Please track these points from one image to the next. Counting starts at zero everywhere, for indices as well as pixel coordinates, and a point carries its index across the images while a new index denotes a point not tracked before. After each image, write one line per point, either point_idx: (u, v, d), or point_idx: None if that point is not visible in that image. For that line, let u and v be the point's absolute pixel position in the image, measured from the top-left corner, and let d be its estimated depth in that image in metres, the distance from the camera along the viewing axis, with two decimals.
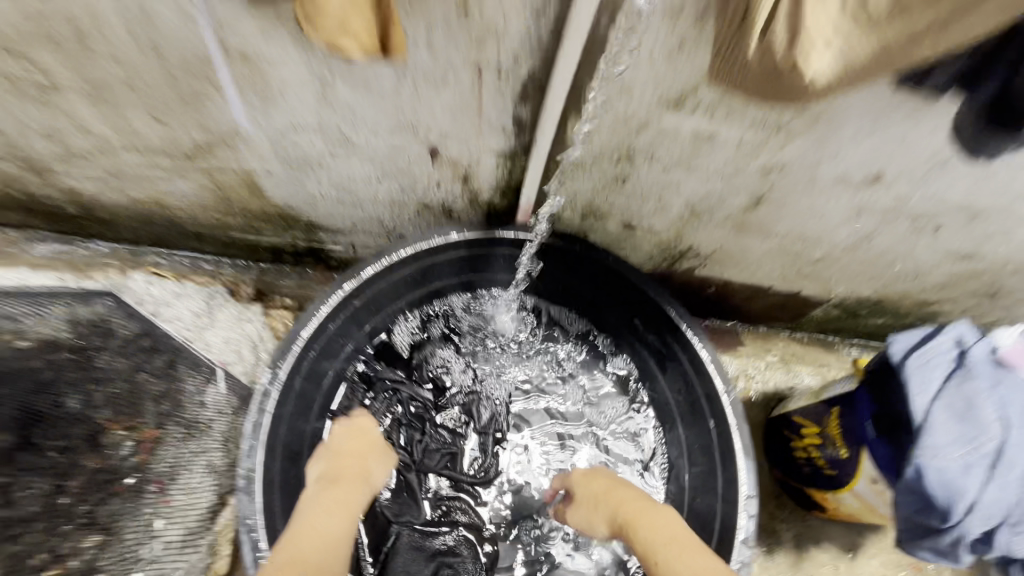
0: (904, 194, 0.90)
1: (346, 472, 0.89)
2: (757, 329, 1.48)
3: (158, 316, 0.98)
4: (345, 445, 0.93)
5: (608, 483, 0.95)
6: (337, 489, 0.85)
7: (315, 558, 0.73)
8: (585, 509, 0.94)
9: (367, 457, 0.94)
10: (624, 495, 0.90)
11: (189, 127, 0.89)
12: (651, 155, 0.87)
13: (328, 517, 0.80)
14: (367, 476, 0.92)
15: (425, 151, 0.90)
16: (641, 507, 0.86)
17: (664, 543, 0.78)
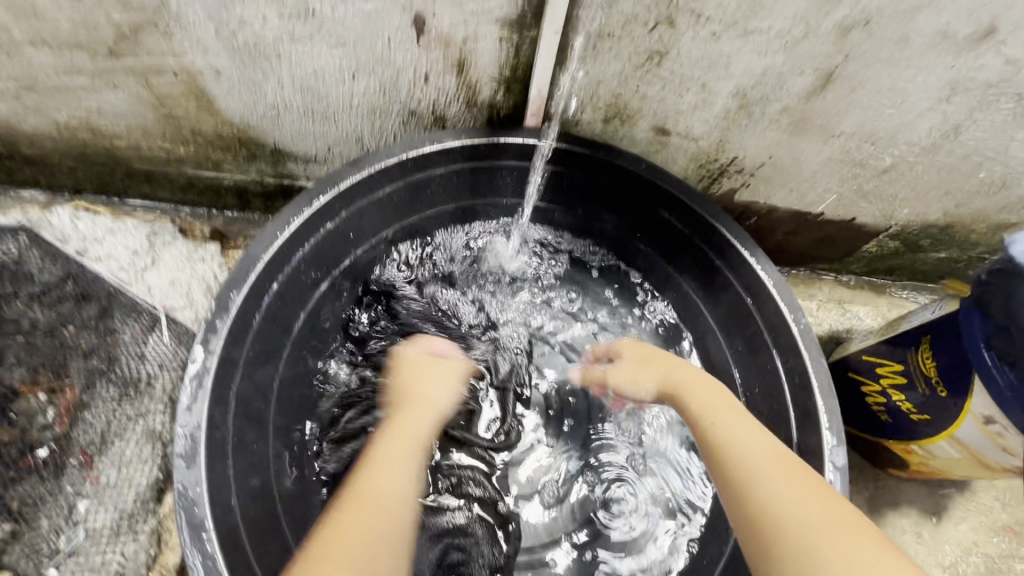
0: (1018, 58, 0.71)
1: (412, 400, 0.72)
2: (799, 271, 1.29)
3: (84, 255, 0.79)
4: (416, 371, 0.76)
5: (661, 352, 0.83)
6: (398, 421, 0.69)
7: (371, 502, 0.57)
8: (626, 368, 0.81)
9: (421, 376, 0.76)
10: (678, 368, 0.78)
11: (103, 1, 0.69)
12: (699, 12, 0.68)
13: (391, 450, 0.64)
14: (437, 398, 0.73)
15: (409, 21, 0.71)
16: (698, 382, 0.75)
17: (721, 417, 0.68)
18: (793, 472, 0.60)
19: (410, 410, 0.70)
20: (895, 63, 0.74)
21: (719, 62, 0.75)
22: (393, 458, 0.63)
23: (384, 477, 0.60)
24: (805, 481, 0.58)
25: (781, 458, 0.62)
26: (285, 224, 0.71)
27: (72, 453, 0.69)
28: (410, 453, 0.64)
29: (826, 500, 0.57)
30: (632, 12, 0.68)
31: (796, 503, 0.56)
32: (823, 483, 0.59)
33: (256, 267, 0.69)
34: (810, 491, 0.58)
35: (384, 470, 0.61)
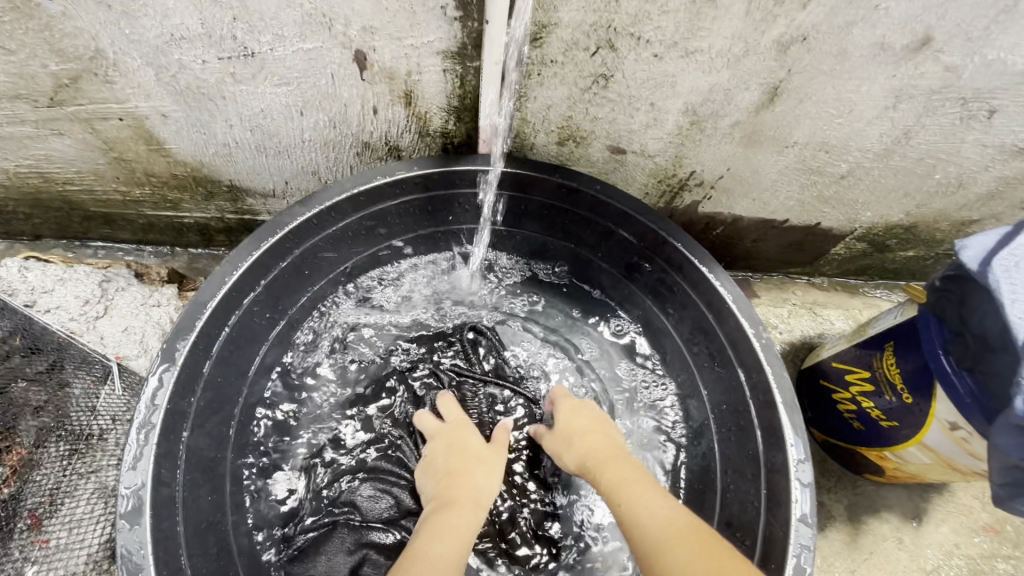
0: (956, 65, 0.72)
1: (458, 472, 0.74)
2: (771, 276, 1.29)
3: (32, 307, 0.77)
4: (475, 445, 0.78)
5: (580, 409, 0.83)
6: (449, 487, 0.72)
7: None
8: (553, 437, 0.81)
9: (473, 470, 0.75)
10: (595, 432, 0.79)
11: (38, 51, 0.68)
12: (638, 35, 0.68)
13: (448, 522, 0.67)
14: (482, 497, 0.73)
15: (351, 58, 0.70)
16: (614, 452, 0.75)
17: (620, 482, 0.69)
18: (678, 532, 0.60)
19: (461, 483, 0.73)
20: (838, 75, 0.74)
21: (665, 81, 0.75)
22: (448, 533, 0.66)
23: (439, 549, 0.63)
24: (691, 538, 0.60)
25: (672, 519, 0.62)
26: (232, 268, 0.69)
27: (18, 516, 0.65)
28: (458, 529, 0.67)
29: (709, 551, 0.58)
30: (571, 38, 0.68)
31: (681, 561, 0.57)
32: (710, 535, 0.60)
33: (202, 315, 0.67)
34: (692, 547, 0.58)
35: (444, 541, 0.64)
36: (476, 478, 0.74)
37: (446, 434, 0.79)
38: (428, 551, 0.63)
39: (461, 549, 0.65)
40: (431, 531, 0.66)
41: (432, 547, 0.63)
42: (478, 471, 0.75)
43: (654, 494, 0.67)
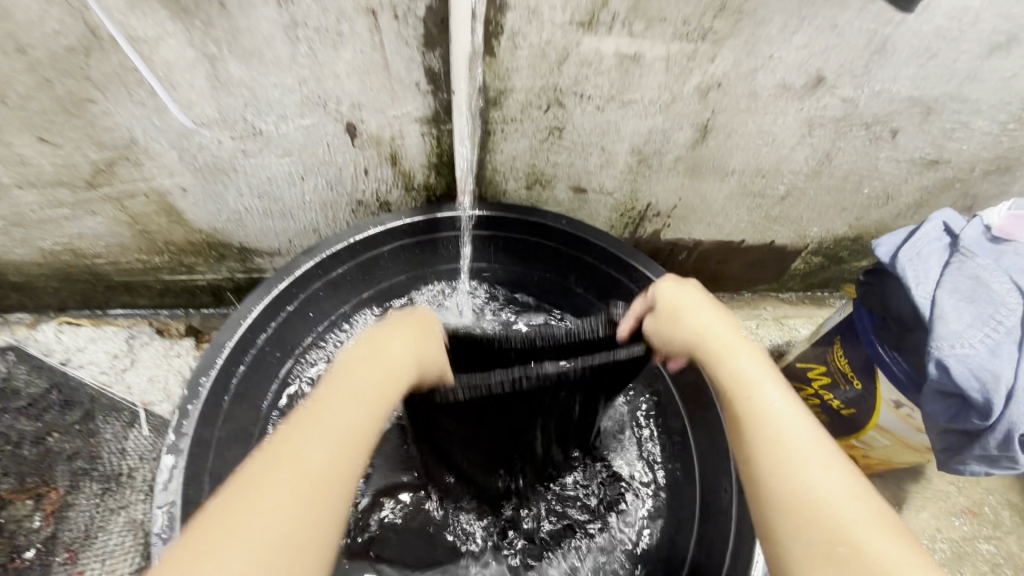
0: (851, 96, 0.86)
1: (362, 380, 0.58)
2: (741, 295, 1.39)
3: (68, 364, 0.87)
4: (411, 318, 0.70)
5: (684, 314, 0.74)
6: (364, 402, 0.57)
7: (275, 465, 0.50)
8: (655, 320, 0.77)
9: (386, 340, 0.64)
10: (723, 353, 0.68)
11: (82, 144, 0.81)
12: (582, 94, 0.82)
13: (295, 432, 0.53)
14: (397, 355, 0.63)
15: (344, 129, 0.84)
16: (733, 341, 0.69)
17: (747, 430, 0.60)
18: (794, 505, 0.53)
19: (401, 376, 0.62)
20: (754, 112, 0.88)
21: (610, 128, 0.88)
22: (338, 444, 0.53)
23: (325, 500, 0.50)
24: (799, 519, 0.52)
25: (798, 493, 0.53)
26: (248, 312, 0.80)
27: (56, 552, 0.73)
28: (345, 440, 0.54)
29: (837, 552, 0.49)
30: (526, 99, 0.82)
31: (790, 552, 0.52)
32: (870, 529, 0.50)
33: (221, 353, 0.76)
34: (791, 523, 0.52)
35: (289, 480, 0.49)
36: (352, 382, 0.58)
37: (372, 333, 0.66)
38: (209, 543, 0.45)
39: (322, 489, 0.50)
40: (241, 488, 0.49)
41: (276, 504, 0.47)
42: (389, 351, 0.63)
43: (819, 447, 0.57)
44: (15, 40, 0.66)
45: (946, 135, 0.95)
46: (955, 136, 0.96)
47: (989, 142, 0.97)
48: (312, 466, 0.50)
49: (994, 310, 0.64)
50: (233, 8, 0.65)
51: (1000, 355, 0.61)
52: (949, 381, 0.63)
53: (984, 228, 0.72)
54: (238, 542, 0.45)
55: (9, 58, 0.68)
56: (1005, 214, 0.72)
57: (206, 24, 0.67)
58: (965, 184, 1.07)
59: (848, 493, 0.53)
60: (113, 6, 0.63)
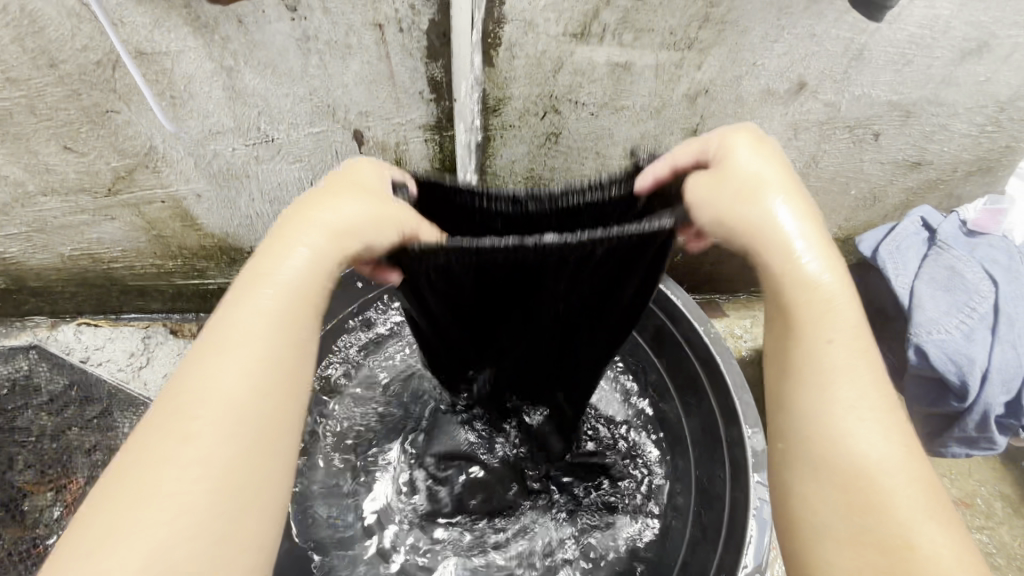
0: (833, 100, 0.90)
1: (291, 296, 0.48)
2: (737, 297, 1.43)
3: (87, 361, 0.91)
4: (346, 178, 0.57)
5: (744, 192, 0.53)
6: (281, 330, 0.47)
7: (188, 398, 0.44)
8: (707, 187, 0.55)
9: (308, 217, 0.52)
10: (793, 257, 0.51)
11: (104, 152, 0.86)
12: (577, 101, 0.86)
13: (203, 368, 0.45)
14: (327, 259, 0.50)
15: (351, 136, 0.88)
16: (815, 244, 0.52)
17: (803, 379, 0.50)
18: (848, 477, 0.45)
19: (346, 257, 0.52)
20: (741, 117, 0.92)
21: (604, 134, 0.93)
22: (250, 377, 0.45)
23: (258, 436, 0.44)
24: (850, 493, 0.45)
25: (848, 458, 0.46)
26: None
27: None
28: (271, 361, 0.46)
29: (891, 543, 0.42)
30: (523, 106, 0.87)
31: (823, 521, 0.45)
32: (930, 517, 0.43)
33: None
34: (837, 496, 0.45)
35: (197, 439, 0.42)
36: (271, 291, 0.48)
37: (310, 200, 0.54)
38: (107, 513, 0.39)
39: (248, 423, 0.44)
40: (147, 441, 0.43)
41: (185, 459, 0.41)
42: (313, 249, 0.50)
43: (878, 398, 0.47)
44: (48, 55, 0.71)
45: (927, 137, 0.99)
46: (936, 139, 1.00)
47: (969, 144, 1.01)
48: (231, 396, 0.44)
49: (968, 299, 0.67)
50: (250, 23, 0.70)
51: (975, 340, 0.65)
52: (927, 366, 0.66)
53: (961, 222, 0.75)
54: (165, 479, 0.41)
55: (41, 71, 0.73)
56: (980, 209, 0.75)
57: (225, 38, 0.72)
58: (950, 186, 1.11)
59: (906, 462, 0.45)
60: (139, 22, 0.69)
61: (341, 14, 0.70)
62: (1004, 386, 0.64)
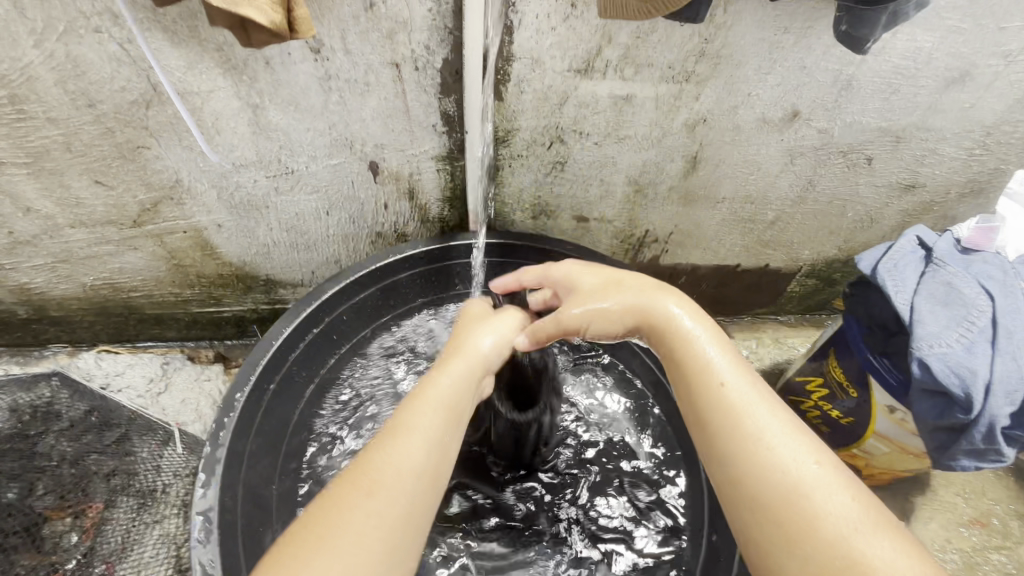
0: (826, 127, 0.95)
1: (453, 396, 0.62)
2: (742, 319, 1.44)
3: (108, 388, 0.96)
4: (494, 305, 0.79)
5: (616, 291, 0.70)
6: (448, 420, 0.60)
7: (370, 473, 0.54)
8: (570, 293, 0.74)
9: (469, 334, 0.70)
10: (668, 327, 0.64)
11: (133, 185, 0.91)
12: (580, 131, 0.91)
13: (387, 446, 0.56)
14: (461, 360, 0.66)
15: (367, 167, 0.93)
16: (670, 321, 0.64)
17: (723, 421, 0.55)
18: (782, 517, 0.49)
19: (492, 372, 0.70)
20: (738, 144, 0.97)
21: (608, 162, 0.97)
22: (431, 451, 0.57)
23: (418, 509, 0.53)
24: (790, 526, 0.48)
25: (773, 492, 0.50)
26: (278, 334, 0.86)
27: (95, 564, 0.78)
28: (428, 448, 0.57)
29: (836, 565, 0.45)
30: (531, 137, 0.91)
31: (781, 566, 0.48)
32: (862, 529, 0.46)
33: (253, 372, 0.82)
34: (780, 533, 0.49)
35: (381, 494, 0.52)
36: (444, 392, 0.62)
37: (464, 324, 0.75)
38: (308, 538, 0.49)
39: (412, 499, 0.53)
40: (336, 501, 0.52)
41: (380, 506, 0.51)
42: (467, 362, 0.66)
43: (798, 438, 0.53)
44: (87, 96, 0.76)
45: (918, 161, 1.03)
46: (926, 162, 1.04)
47: (960, 167, 1.05)
48: (402, 471, 0.54)
49: (966, 312, 0.69)
50: (277, 63, 0.75)
51: (975, 352, 0.67)
52: (931, 378, 0.67)
53: (955, 241, 0.78)
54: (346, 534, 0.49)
55: (79, 111, 0.78)
56: (972, 227, 0.79)
57: (253, 79, 0.77)
58: (944, 207, 1.15)
59: (841, 489, 0.49)
60: (174, 65, 0.74)
61: (362, 54, 0.75)
62: (1008, 398, 0.66)
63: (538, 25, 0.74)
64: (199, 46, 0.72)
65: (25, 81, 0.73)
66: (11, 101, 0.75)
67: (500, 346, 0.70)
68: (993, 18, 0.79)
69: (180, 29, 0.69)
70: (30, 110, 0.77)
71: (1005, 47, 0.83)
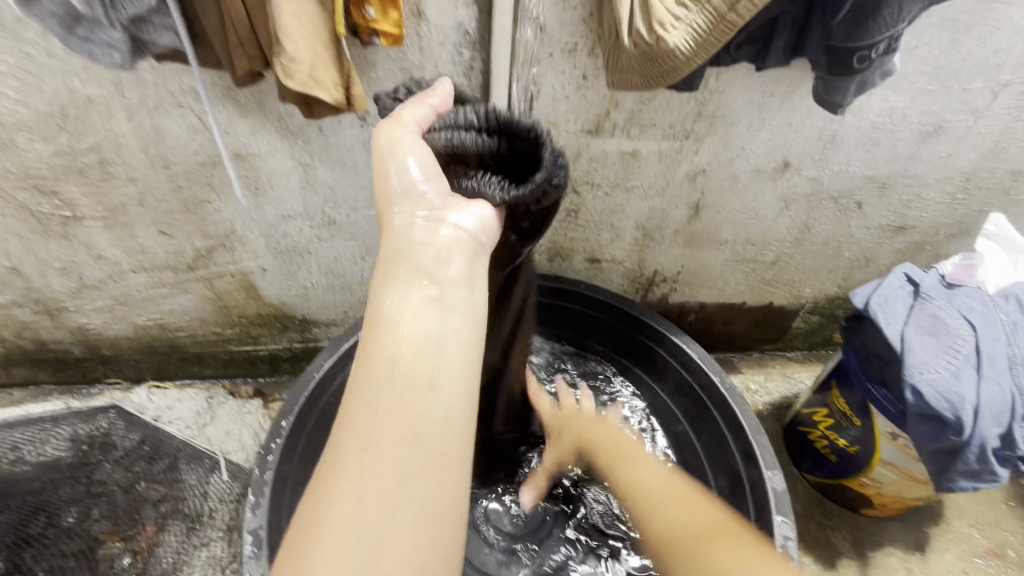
0: (816, 176, 1.04)
1: (413, 326, 0.51)
2: (752, 354, 1.50)
3: (159, 419, 1.10)
4: (418, 123, 0.62)
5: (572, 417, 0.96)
6: (411, 363, 0.50)
7: (342, 454, 0.47)
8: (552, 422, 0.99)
9: (394, 202, 0.59)
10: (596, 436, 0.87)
11: (192, 235, 1.02)
12: (592, 183, 1.01)
13: (355, 419, 0.48)
14: (405, 273, 0.54)
15: None
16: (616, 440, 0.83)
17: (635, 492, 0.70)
18: (680, 552, 0.57)
19: (475, 243, 0.58)
20: (737, 193, 1.06)
21: (617, 209, 1.07)
22: (399, 407, 0.48)
23: (402, 482, 0.46)
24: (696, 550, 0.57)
25: (675, 527, 0.61)
26: (319, 367, 0.92)
27: None
28: (394, 407, 0.48)
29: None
30: None
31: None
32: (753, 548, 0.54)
33: (299, 402, 0.89)
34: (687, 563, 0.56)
35: (352, 475, 0.45)
36: (403, 330, 0.51)
37: (391, 151, 0.60)
38: (295, 546, 0.44)
39: (386, 470, 0.46)
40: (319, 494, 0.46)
41: (342, 497, 0.45)
42: (413, 279, 0.53)
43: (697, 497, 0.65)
44: (164, 159, 0.88)
45: (906, 205, 1.12)
46: (913, 206, 1.12)
47: (945, 210, 1.13)
48: (376, 442, 0.46)
49: (951, 342, 0.76)
50: (328, 130, 0.87)
51: (962, 378, 0.73)
52: (924, 404, 0.73)
53: (940, 276, 0.85)
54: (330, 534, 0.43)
55: (156, 172, 0.90)
56: (955, 264, 0.86)
57: (307, 142, 0.89)
58: (935, 246, 1.22)
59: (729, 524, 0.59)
60: (240, 132, 0.86)
61: None
62: (995, 419, 0.72)
63: (554, 93, 0.85)
64: (262, 117, 0.84)
65: (114, 148, 0.86)
66: (100, 165, 0.88)
67: (451, 221, 0.58)
68: (956, 81, 0.89)
69: (249, 104, 0.82)
70: (114, 172, 0.89)
71: (971, 105, 0.93)
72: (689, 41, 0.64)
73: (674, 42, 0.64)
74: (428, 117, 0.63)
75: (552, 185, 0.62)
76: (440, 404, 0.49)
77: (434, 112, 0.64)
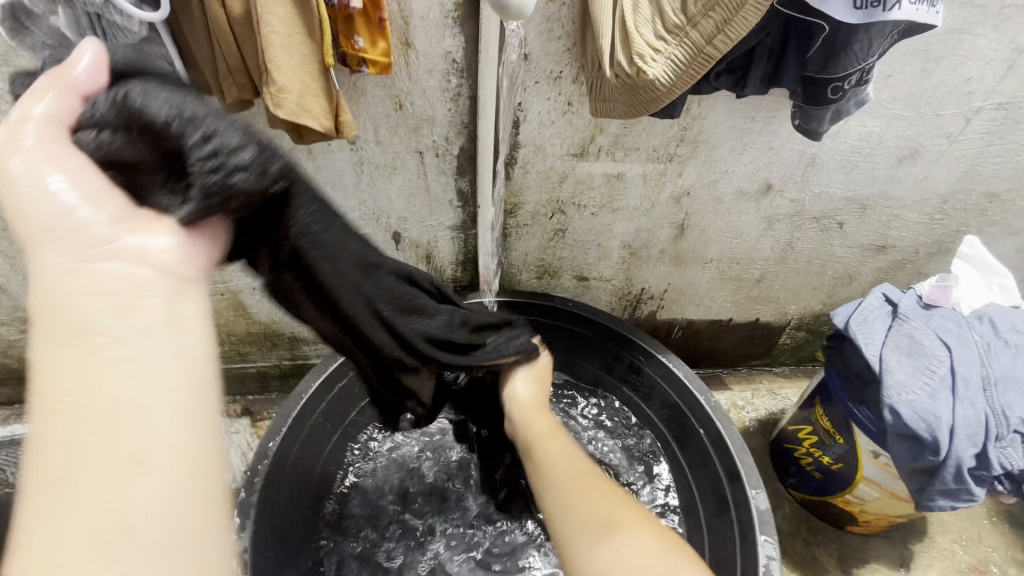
0: (798, 198, 1.07)
1: (85, 376, 0.37)
2: (739, 370, 1.51)
3: None
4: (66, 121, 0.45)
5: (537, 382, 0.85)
6: (106, 411, 0.37)
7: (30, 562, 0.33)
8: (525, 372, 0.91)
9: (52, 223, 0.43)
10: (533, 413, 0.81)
11: None
12: (579, 204, 1.03)
13: (38, 506, 0.35)
14: (81, 301, 0.40)
15: (389, 236, 1.05)
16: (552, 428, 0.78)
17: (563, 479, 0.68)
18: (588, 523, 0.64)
19: (171, 275, 0.44)
20: (721, 214, 1.08)
21: (604, 229, 1.09)
22: (98, 467, 0.35)
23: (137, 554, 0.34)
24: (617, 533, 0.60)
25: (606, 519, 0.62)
26: (306, 388, 0.92)
27: None
28: (95, 472, 0.35)
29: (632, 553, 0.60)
30: (535, 208, 1.03)
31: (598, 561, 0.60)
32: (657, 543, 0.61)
33: (285, 423, 0.89)
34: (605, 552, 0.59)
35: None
36: (81, 369, 0.38)
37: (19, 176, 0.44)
38: None
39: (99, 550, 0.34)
40: None
41: None
42: (90, 301, 0.40)
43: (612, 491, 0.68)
44: None
45: (886, 225, 1.14)
46: (893, 226, 1.15)
47: (924, 229, 1.16)
48: (84, 521, 0.34)
49: (927, 363, 0.78)
50: (318, 153, 0.88)
51: (938, 399, 0.74)
52: (902, 424, 0.75)
53: (917, 297, 0.87)
54: None
55: None
56: (932, 284, 0.87)
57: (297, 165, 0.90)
58: (915, 264, 1.25)
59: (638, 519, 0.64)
60: None
61: (390, 144, 0.88)
62: (970, 441, 0.73)
63: (540, 119, 0.87)
64: None
65: None
66: None
67: (136, 251, 0.43)
68: (931, 107, 0.92)
69: None
70: None
71: (945, 130, 0.96)
72: (669, 73, 0.66)
73: (653, 75, 0.65)
74: (60, 108, 0.45)
75: (264, 187, 0.49)
76: (159, 477, 0.37)
77: (72, 95, 0.46)
